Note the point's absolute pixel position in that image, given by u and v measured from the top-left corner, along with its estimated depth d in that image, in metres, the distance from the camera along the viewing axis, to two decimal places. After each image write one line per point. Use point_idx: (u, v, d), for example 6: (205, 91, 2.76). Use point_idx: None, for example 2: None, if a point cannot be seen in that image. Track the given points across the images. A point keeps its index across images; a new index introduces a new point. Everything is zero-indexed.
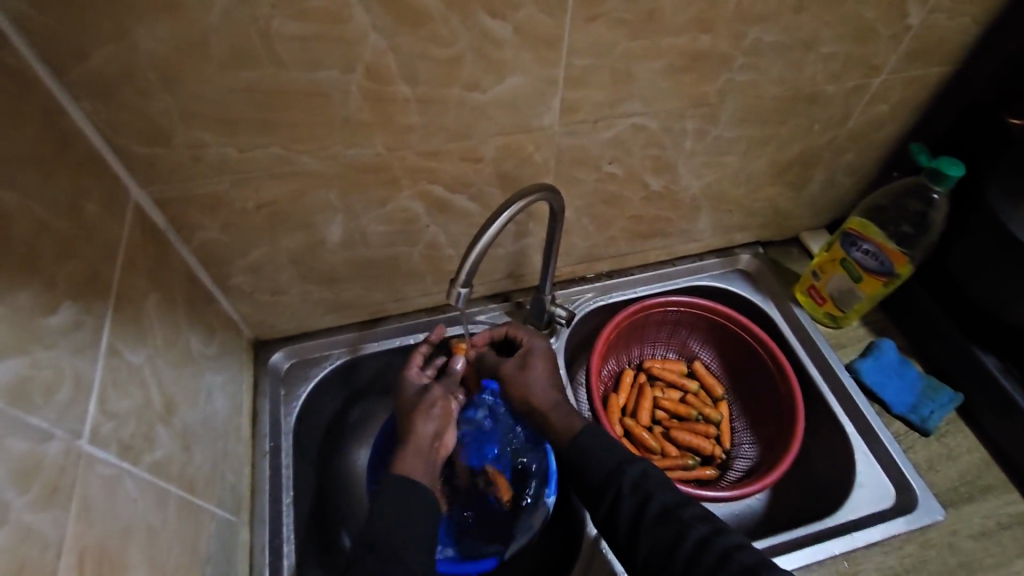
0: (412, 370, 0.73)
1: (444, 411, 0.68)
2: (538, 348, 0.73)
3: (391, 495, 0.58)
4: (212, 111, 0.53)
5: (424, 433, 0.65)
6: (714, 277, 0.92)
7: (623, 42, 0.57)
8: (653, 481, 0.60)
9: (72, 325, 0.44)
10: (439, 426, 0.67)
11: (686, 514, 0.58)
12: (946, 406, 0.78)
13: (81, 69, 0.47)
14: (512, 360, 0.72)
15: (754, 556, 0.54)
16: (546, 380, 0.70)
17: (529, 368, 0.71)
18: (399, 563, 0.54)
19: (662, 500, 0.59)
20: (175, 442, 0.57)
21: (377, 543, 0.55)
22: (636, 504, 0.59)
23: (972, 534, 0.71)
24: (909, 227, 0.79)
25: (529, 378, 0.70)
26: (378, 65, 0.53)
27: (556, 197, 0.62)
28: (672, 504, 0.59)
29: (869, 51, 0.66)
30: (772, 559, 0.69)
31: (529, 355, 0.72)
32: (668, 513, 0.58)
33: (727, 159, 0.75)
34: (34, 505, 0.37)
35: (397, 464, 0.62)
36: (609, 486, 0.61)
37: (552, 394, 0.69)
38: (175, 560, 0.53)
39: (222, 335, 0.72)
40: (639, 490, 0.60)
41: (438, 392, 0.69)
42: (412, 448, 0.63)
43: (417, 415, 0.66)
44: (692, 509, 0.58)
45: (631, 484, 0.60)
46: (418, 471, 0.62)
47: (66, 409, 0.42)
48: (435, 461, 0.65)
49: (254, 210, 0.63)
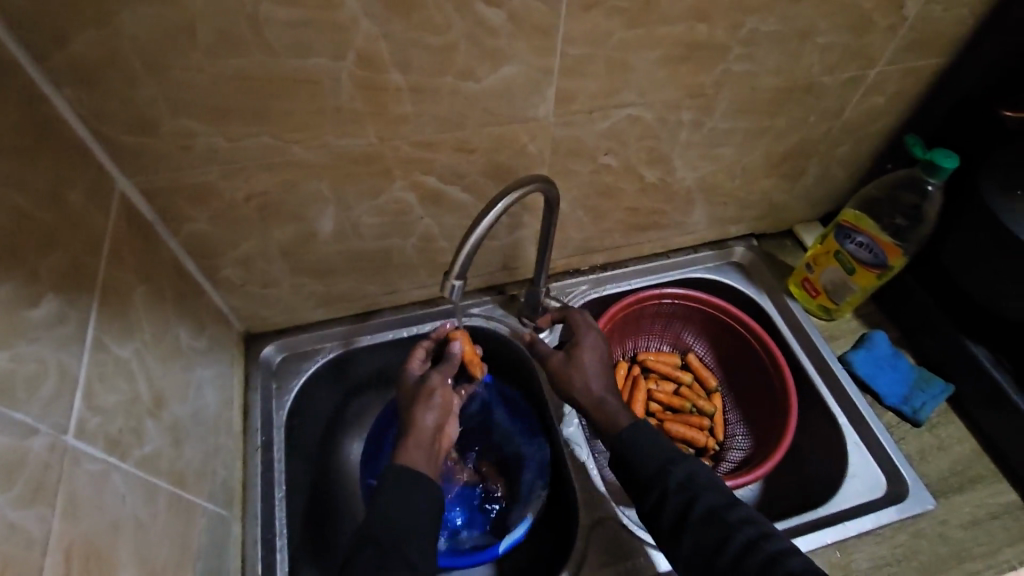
0: (413, 366, 0.72)
1: (444, 401, 0.67)
2: (587, 340, 0.72)
3: (395, 488, 0.58)
4: (200, 99, 0.52)
5: (425, 424, 0.64)
6: (709, 269, 0.92)
7: (619, 31, 0.57)
8: (702, 481, 0.59)
9: (56, 318, 0.44)
10: (441, 416, 0.66)
11: (732, 517, 0.56)
12: (938, 397, 0.78)
13: (64, 56, 0.46)
14: (559, 354, 0.72)
15: (801, 562, 0.52)
16: (592, 374, 0.70)
17: (576, 362, 0.70)
18: (401, 557, 0.54)
19: (708, 500, 0.57)
20: (164, 437, 0.56)
21: (377, 535, 0.54)
22: (681, 504, 0.58)
23: (962, 524, 0.71)
24: (903, 219, 0.79)
25: (574, 372, 0.70)
26: (370, 52, 0.52)
27: (550, 188, 0.62)
28: (719, 506, 0.57)
29: (865, 42, 0.66)
30: (792, 539, 0.70)
31: (577, 346, 0.71)
32: (714, 514, 0.56)
33: (723, 151, 0.75)
34: (18, 502, 0.37)
35: (400, 454, 0.61)
36: (655, 484, 0.59)
37: (597, 390, 0.69)
38: (165, 556, 0.52)
39: (212, 328, 0.71)
40: (685, 488, 0.58)
41: (438, 381, 0.68)
42: (414, 440, 0.63)
43: (418, 405, 0.66)
44: (739, 511, 0.57)
45: (677, 483, 0.59)
46: (420, 463, 0.61)
47: (49, 404, 0.41)
48: (436, 453, 0.64)
49: (244, 201, 0.62)
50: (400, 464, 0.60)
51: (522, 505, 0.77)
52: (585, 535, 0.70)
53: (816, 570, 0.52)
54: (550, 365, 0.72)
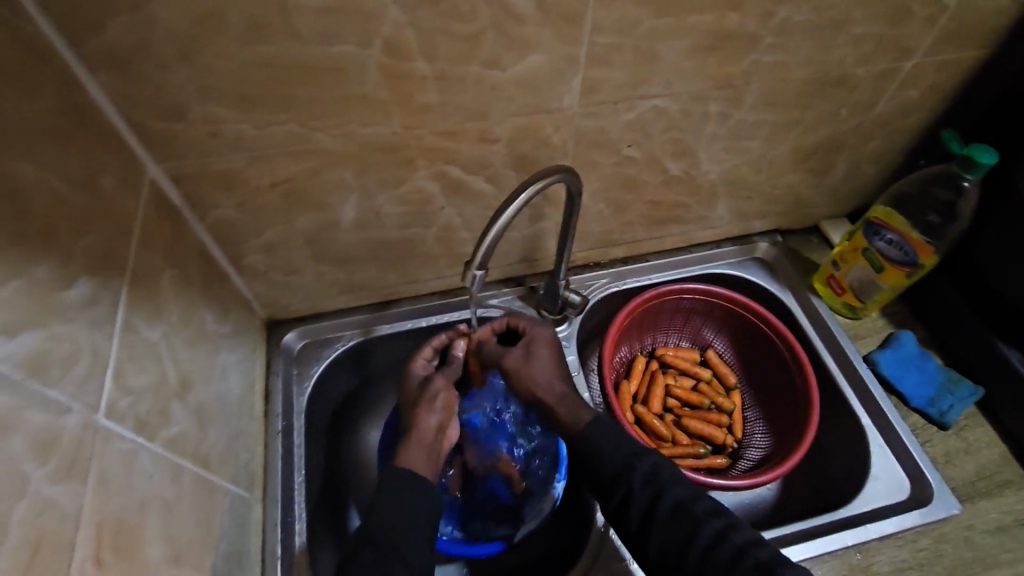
0: (419, 366, 0.72)
1: (446, 403, 0.68)
2: (542, 335, 0.71)
3: (389, 491, 0.58)
4: (229, 86, 0.52)
5: (427, 425, 0.65)
6: (732, 265, 0.91)
7: (648, 20, 0.56)
8: (666, 475, 0.60)
9: (89, 300, 0.44)
10: (442, 417, 0.67)
11: (700, 510, 0.57)
12: (966, 400, 0.77)
13: (98, 41, 0.46)
14: (516, 350, 0.70)
15: (769, 553, 0.54)
16: (552, 369, 0.68)
17: (535, 357, 0.69)
18: (399, 557, 0.54)
19: (675, 495, 0.58)
20: (190, 419, 0.57)
21: (375, 536, 0.55)
22: (647, 501, 0.58)
23: (988, 529, 0.70)
24: (936, 216, 0.77)
25: (535, 368, 0.68)
26: (398, 40, 0.52)
27: (574, 179, 0.61)
28: (686, 499, 0.58)
29: (902, 33, 0.64)
30: (781, 550, 0.68)
31: (533, 343, 0.70)
32: (682, 508, 0.57)
33: (749, 145, 0.74)
34: (53, 478, 0.37)
35: (400, 454, 0.62)
36: (619, 483, 0.60)
37: (557, 385, 0.67)
38: (191, 535, 0.53)
39: (236, 314, 0.72)
40: (650, 484, 0.59)
41: (441, 384, 0.69)
42: (415, 440, 0.63)
43: (419, 407, 0.66)
44: (705, 504, 0.58)
45: (642, 479, 0.59)
46: (421, 464, 0.62)
47: (83, 383, 0.42)
48: (438, 453, 0.65)
49: (269, 187, 0.62)
50: (399, 465, 0.61)
51: (535, 498, 0.77)
52: (595, 542, 0.70)
53: (787, 562, 0.54)
54: (508, 364, 0.69)
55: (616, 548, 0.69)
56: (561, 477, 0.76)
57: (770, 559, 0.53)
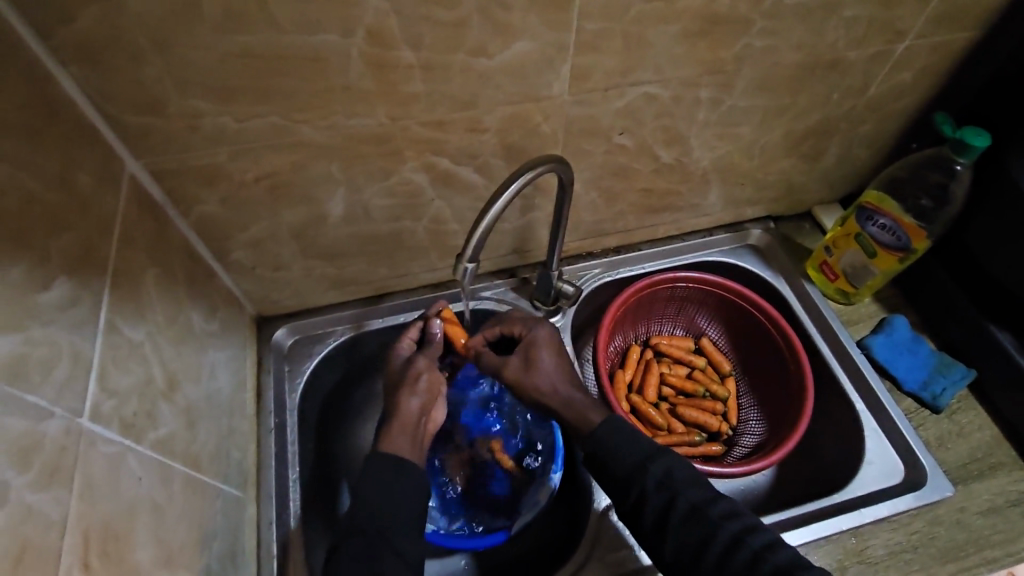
0: (402, 347, 0.70)
1: (430, 385, 0.66)
2: (539, 336, 0.69)
3: (383, 476, 0.57)
4: (209, 79, 0.51)
5: (409, 409, 0.63)
6: (724, 252, 0.90)
7: (636, 5, 0.55)
8: (681, 477, 0.58)
9: (68, 302, 0.43)
10: (426, 400, 0.65)
11: (716, 513, 0.56)
12: (958, 383, 0.76)
13: (68, 33, 0.44)
14: (515, 359, 0.68)
15: (787, 557, 0.53)
16: (555, 371, 0.67)
17: (537, 364, 0.67)
18: (387, 545, 0.53)
19: (690, 497, 0.57)
20: (178, 420, 0.56)
21: (362, 528, 0.54)
22: (662, 504, 0.57)
23: (981, 511, 0.70)
24: (929, 200, 0.77)
25: (537, 376, 0.67)
26: (380, 29, 0.51)
27: (565, 169, 0.60)
28: (701, 502, 0.57)
29: (894, 15, 0.64)
30: (783, 533, 0.68)
31: (534, 347, 0.68)
32: (697, 512, 0.56)
33: (741, 130, 0.73)
34: (36, 485, 0.36)
35: (384, 442, 0.60)
36: (633, 482, 0.58)
37: (563, 390, 0.66)
38: (182, 538, 0.52)
39: (224, 312, 0.71)
40: (664, 488, 0.57)
41: (424, 364, 0.67)
42: (398, 424, 0.62)
43: (402, 389, 0.65)
44: (721, 506, 0.56)
45: (656, 482, 0.58)
46: (404, 448, 0.60)
47: (64, 387, 0.41)
48: (421, 437, 0.63)
49: (253, 181, 0.61)
50: (383, 451, 0.59)
51: (534, 489, 0.75)
52: (595, 523, 0.70)
53: (805, 564, 0.53)
54: (508, 374, 0.68)
55: (619, 531, 0.69)
56: (556, 469, 0.74)
57: (789, 564, 0.52)
